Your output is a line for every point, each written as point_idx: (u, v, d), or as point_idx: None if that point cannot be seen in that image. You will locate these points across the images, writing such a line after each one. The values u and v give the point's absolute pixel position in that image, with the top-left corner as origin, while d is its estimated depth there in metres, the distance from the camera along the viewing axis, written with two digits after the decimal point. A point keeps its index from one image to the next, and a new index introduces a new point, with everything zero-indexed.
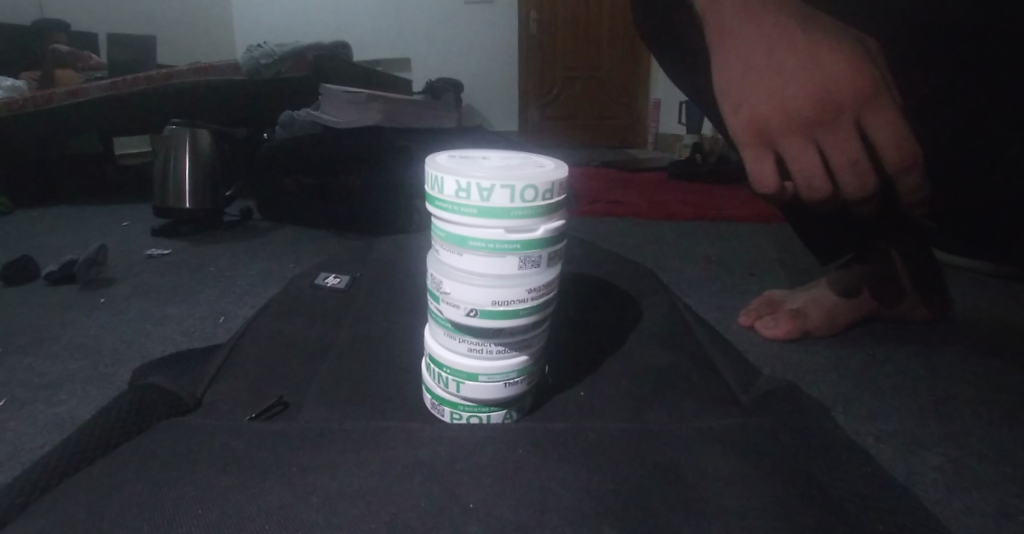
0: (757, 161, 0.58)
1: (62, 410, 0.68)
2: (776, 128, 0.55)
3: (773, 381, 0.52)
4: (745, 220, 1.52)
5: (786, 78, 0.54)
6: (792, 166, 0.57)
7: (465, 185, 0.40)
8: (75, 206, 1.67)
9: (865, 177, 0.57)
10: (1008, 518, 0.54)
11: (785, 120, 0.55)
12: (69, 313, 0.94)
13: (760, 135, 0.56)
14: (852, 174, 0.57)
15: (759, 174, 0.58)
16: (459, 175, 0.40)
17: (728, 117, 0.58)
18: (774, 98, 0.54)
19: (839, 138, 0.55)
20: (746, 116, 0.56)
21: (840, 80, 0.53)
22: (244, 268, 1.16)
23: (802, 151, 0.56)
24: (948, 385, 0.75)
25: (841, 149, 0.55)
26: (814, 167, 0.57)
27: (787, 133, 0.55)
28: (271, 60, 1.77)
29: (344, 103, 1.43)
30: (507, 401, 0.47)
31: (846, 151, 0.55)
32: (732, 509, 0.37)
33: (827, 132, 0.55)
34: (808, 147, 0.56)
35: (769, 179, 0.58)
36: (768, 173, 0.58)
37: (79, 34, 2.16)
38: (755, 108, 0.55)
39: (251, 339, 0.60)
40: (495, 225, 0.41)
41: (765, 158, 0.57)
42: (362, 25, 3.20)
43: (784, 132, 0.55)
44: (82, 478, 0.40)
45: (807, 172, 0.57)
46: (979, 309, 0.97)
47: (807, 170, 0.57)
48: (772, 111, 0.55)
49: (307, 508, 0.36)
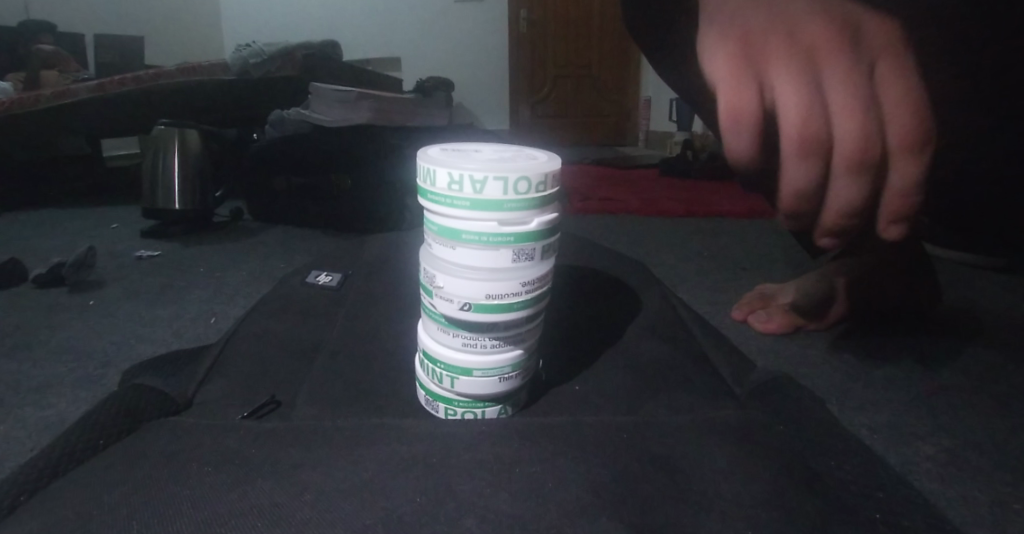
0: (738, 89, 0.40)
1: (50, 414, 0.67)
2: (768, 52, 0.40)
3: (767, 373, 0.52)
4: (736, 215, 1.52)
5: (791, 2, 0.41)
6: (782, 109, 0.39)
7: (458, 177, 0.40)
8: (63, 209, 1.65)
9: (872, 144, 0.39)
10: (1003, 505, 0.55)
11: (781, 45, 0.40)
12: (56, 316, 0.92)
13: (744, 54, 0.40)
14: (853, 128, 0.39)
15: (737, 105, 0.39)
16: (452, 167, 0.40)
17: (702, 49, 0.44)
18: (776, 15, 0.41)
19: (849, 80, 0.39)
20: (731, 33, 0.42)
21: (859, 20, 0.40)
22: (235, 269, 1.14)
23: (797, 88, 0.39)
24: (940, 375, 0.75)
25: (852, 79, 0.39)
26: (813, 97, 0.39)
27: (783, 40, 0.40)
28: (259, 60, 1.83)
29: (334, 101, 1.42)
30: (503, 395, 0.46)
31: (853, 102, 0.39)
32: (729, 499, 0.37)
33: (834, 71, 0.39)
34: (808, 86, 0.39)
35: (745, 116, 0.40)
36: (746, 105, 0.39)
37: (64, 35, 2.13)
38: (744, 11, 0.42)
39: (241, 339, 0.60)
40: (489, 217, 0.40)
41: (746, 87, 0.40)
42: (352, 24, 3.18)
43: (777, 58, 0.40)
44: (69, 479, 0.39)
45: (799, 120, 0.39)
46: (968, 301, 0.97)
47: (801, 118, 0.39)
48: (768, 28, 0.41)
49: (302, 505, 0.35)
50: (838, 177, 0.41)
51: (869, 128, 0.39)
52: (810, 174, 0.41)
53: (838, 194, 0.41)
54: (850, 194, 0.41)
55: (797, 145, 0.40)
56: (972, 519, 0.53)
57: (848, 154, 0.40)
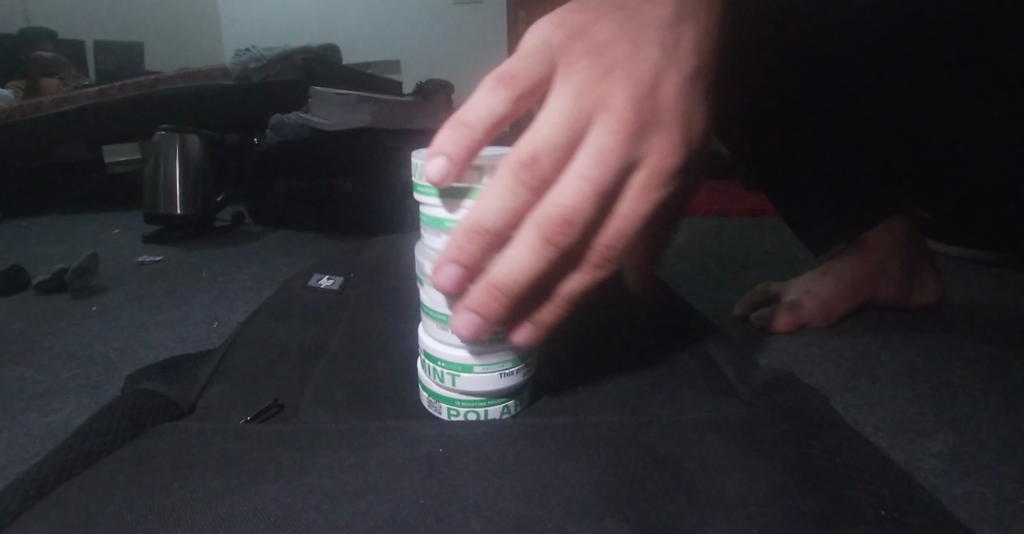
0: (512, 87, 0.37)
1: (54, 419, 0.67)
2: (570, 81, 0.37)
3: (769, 371, 0.52)
4: (736, 214, 1.52)
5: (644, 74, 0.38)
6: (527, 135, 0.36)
7: None
8: (64, 215, 1.65)
9: (579, 222, 0.37)
10: (1007, 501, 0.54)
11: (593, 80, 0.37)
12: (59, 322, 0.93)
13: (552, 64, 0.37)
14: (571, 209, 0.36)
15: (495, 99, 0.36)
16: None
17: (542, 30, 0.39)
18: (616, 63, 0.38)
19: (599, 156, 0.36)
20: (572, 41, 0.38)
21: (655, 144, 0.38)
22: (236, 273, 1.15)
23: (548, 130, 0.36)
24: (942, 370, 0.75)
25: (634, 132, 0.37)
26: (584, 116, 0.36)
27: (605, 50, 0.38)
28: (259, 65, 1.76)
29: (336, 105, 1.33)
30: (505, 392, 0.46)
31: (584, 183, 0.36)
32: (732, 498, 0.37)
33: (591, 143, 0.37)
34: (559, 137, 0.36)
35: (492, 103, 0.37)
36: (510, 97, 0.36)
37: (65, 42, 2.15)
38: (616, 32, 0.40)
39: (244, 344, 0.60)
40: (467, 206, 0.41)
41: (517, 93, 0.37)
42: (351, 28, 3.19)
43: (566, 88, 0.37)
44: (74, 485, 0.39)
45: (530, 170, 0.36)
46: (971, 297, 0.97)
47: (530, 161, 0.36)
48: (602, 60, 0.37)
49: (306, 508, 0.35)
50: (523, 254, 0.37)
51: (591, 199, 0.37)
52: (504, 223, 0.37)
53: (509, 264, 0.37)
54: (525, 267, 0.37)
55: (518, 190, 0.36)
56: (978, 516, 0.53)
57: (540, 235, 0.37)
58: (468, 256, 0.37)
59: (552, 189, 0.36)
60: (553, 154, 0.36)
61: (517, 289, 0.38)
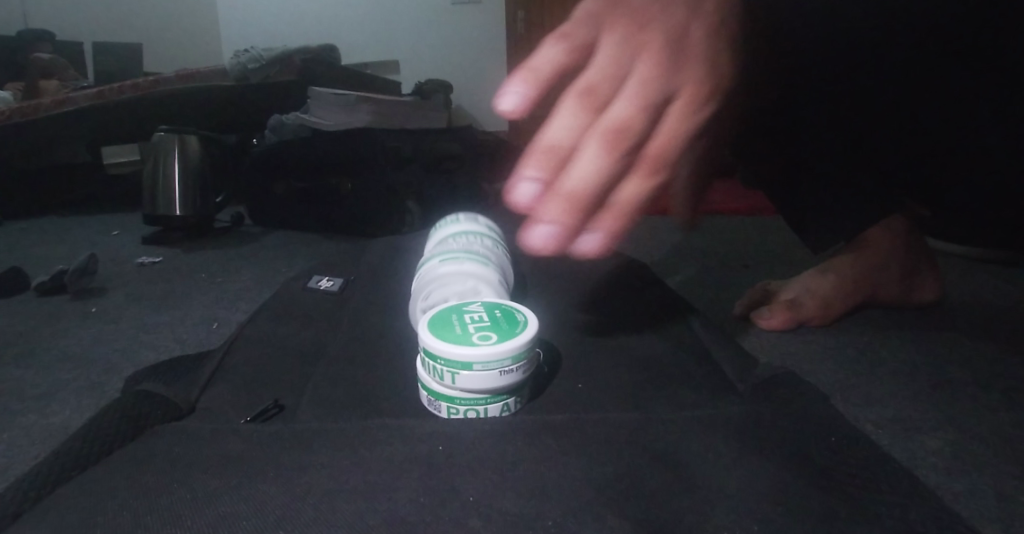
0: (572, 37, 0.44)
1: (54, 421, 0.67)
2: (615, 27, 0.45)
3: (768, 369, 0.52)
4: (735, 212, 1.52)
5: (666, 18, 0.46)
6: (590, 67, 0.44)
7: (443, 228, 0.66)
8: (63, 217, 1.65)
9: (634, 131, 0.43)
10: (1008, 499, 0.54)
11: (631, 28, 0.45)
12: (59, 324, 0.93)
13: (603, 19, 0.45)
14: (631, 121, 0.43)
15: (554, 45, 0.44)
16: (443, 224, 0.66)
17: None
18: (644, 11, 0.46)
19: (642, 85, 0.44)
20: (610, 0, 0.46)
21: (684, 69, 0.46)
22: (236, 274, 1.15)
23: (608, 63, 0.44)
24: (943, 367, 0.75)
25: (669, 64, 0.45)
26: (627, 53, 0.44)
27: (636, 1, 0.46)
28: (258, 65, 1.75)
29: (334, 105, 1.41)
30: (506, 389, 0.46)
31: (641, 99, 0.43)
32: (732, 495, 0.37)
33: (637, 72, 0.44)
34: (616, 67, 0.44)
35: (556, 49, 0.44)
36: (574, 43, 0.44)
37: (63, 43, 2.15)
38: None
39: (244, 343, 0.60)
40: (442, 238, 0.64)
41: (577, 41, 0.44)
42: (350, 28, 3.19)
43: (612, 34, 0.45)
44: (74, 486, 0.39)
45: (594, 93, 0.43)
46: (971, 294, 0.97)
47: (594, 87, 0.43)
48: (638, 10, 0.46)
49: (306, 508, 0.35)
50: (594, 156, 0.41)
51: (644, 114, 0.43)
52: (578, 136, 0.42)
53: (583, 169, 0.41)
54: (597, 173, 0.41)
55: (585, 110, 0.43)
56: (979, 514, 0.52)
57: (609, 144, 0.42)
58: (548, 174, 0.42)
59: (611, 107, 0.43)
60: (609, 82, 0.43)
61: (593, 196, 0.42)
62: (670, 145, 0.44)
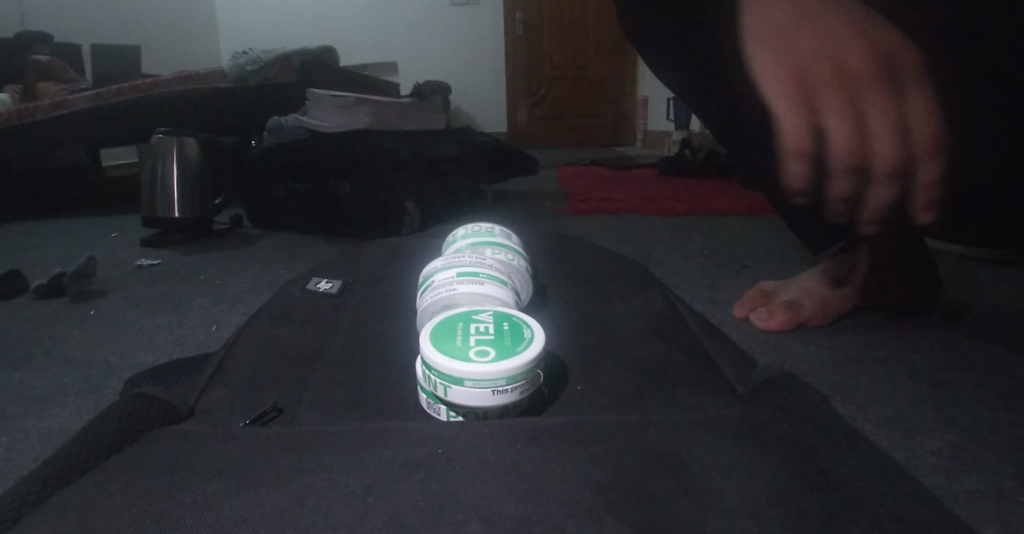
0: (792, 126, 0.58)
1: (53, 424, 0.67)
2: (819, 83, 0.55)
3: (767, 371, 0.52)
4: (733, 213, 1.52)
5: (835, 36, 0.54)
6: (828, 130, 0.57)
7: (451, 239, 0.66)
8: (63, 219, 1.65)
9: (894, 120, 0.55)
10: (1007, 499, 0.54)
11: (828, 74, 0.55)
12: (57, 326, 0.92)
13: (801, 86, 0.56)
14: (880, 137, 0.57)
15: (794, 137, 0.59)
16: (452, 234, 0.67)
17: (764, 78, 0.58)
18: (814, 52, 0.54)
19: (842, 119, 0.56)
20: (789, 67, 0.56)
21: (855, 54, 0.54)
22: (235, 276, 1.14)
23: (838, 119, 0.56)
24: (942, 368, 0.76)
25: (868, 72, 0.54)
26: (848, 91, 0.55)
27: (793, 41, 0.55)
28: (256, 67, 1.76)
29: (331, 107, 1.38)
30: (499, 409, 0.44)
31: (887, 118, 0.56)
32: (732, 499, 0.37)
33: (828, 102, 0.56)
34: (845, 108, 0.56)
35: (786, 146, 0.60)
36: (799, 133, 0.58)
37: (62, 45, 2.14)
38: (773, 40, 0.56)
39: (243, 346, 0.60)
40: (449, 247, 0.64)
41: (802, 124, 0.58)
42: (348, 30, 3.19)
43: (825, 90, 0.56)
44: (73, 490, 0.39)
45: (837, 145, 0.57)
46: (971, 295, 0.97)
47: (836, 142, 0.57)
48: (817, 64, 0.55)
49: (304, 512, 0.35)
50: (837, 182, 0.62)
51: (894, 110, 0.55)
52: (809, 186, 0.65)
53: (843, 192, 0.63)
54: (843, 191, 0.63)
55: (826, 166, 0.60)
56: (978, 514, 0.53)
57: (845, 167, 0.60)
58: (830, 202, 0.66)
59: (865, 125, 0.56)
60: (841, 121, 0.56)
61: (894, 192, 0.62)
62: (914, 107, 0.55)
